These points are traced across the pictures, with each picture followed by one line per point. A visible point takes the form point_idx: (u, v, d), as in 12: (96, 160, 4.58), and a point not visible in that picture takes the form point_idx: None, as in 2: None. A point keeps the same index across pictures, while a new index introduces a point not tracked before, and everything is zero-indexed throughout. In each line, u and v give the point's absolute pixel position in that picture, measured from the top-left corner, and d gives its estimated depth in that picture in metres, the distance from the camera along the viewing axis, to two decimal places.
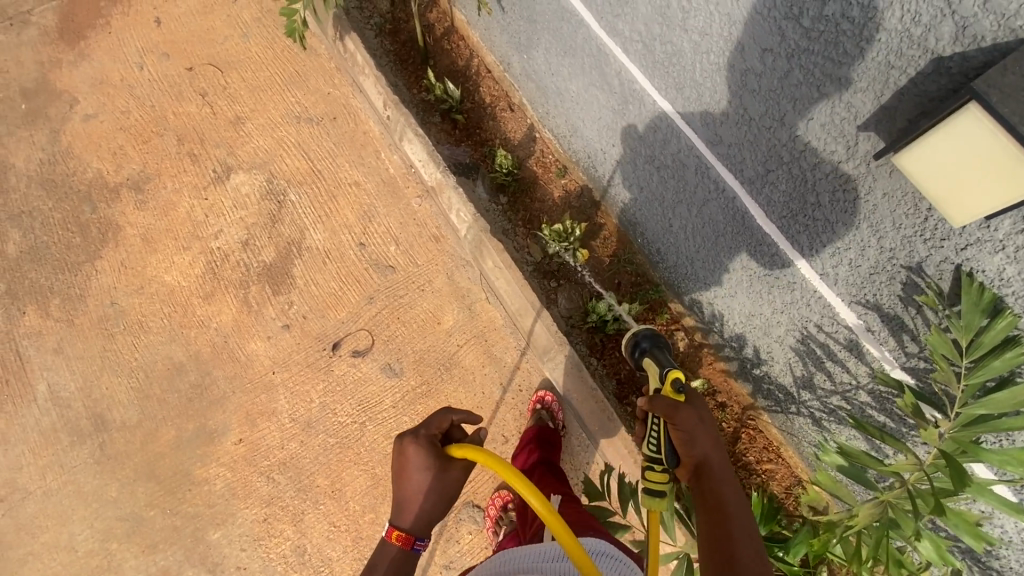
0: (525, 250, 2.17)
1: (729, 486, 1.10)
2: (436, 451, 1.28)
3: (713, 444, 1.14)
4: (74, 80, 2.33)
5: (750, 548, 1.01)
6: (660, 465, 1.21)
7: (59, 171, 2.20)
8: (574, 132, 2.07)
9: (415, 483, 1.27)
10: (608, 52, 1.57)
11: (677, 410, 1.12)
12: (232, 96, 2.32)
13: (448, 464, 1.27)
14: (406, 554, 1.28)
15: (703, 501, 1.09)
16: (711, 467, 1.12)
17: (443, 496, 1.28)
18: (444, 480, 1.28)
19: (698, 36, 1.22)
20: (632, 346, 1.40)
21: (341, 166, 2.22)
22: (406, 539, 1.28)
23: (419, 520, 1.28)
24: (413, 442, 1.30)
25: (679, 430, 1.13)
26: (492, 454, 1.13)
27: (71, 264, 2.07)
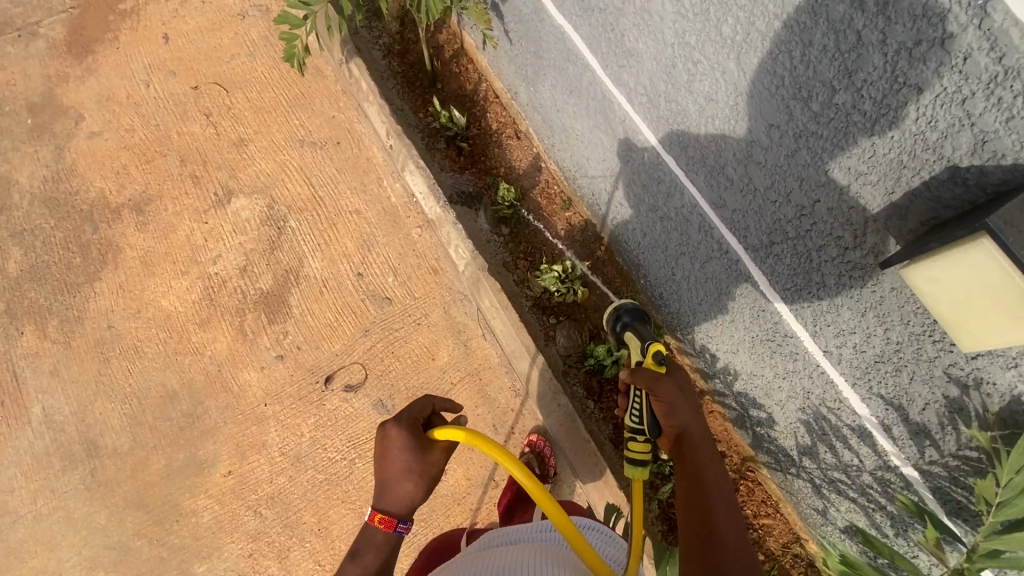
0: (524, 283, 2.11)
1: (709, 456, 1.15)
2: (417, 434, 1.30)
3: (693, 413, 1.18)
4: (80, 97, 2.33)
5: (726, 515, 1.06)
6: (642, 436, 1.20)
7: (62, 189, 2.20)
8: (580, 169, 2.02)
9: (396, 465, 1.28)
10: (613, 100, 1.52)
11: (658, 382, 1.16)
12: (236, 117, 2.30)
13: (429, 447, 1.29)
14: (390, 538, 1.30)
15: (684, 470, 1.14)
16: (691, 435, 1.16)
17: (426, 476, 1.30)
18: (426, 460, 1.29)
19: (704, 101, 1.17)
20: (614, 318, 1.50)
21: (341, 192, 2.19)
22: (389, 522, 1.29)
23: (404, 503, 1.30)
24: (394, 425, 1.31)
25: (660, 401, 1.16)
26: (480, 436, 1.18)
27: (70, 285, 2.07)
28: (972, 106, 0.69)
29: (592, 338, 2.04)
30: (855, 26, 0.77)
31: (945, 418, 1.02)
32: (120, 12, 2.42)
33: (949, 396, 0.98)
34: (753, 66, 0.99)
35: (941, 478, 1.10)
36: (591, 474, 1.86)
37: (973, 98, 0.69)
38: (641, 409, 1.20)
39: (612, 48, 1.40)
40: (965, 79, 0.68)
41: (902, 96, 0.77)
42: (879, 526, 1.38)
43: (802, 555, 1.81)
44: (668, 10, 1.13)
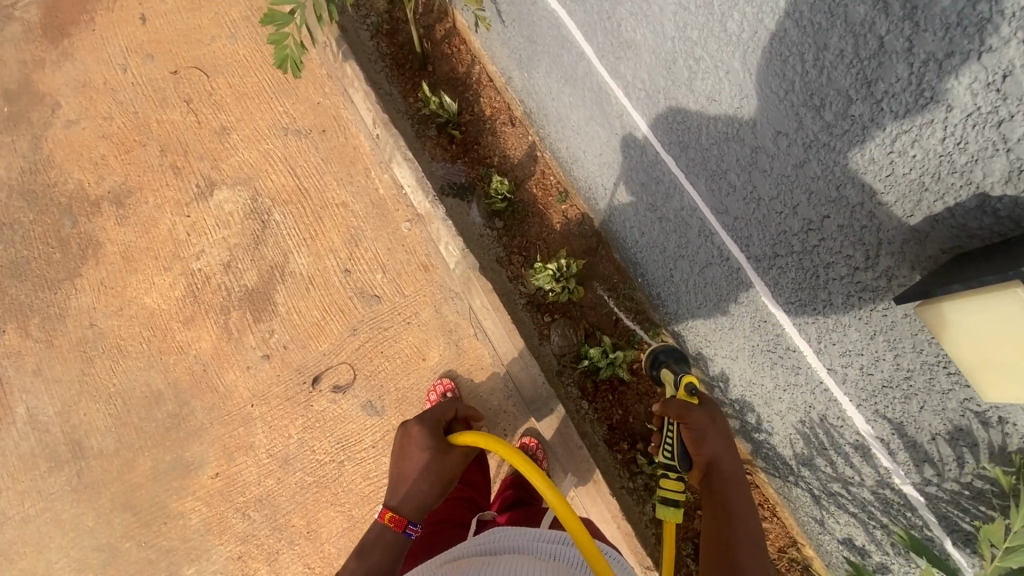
0: (519, 279, 2.05)
1: (738, 487, 1.11)
2: (437, 436, 1.47)
3: (725, 444, 1.17)
4: (55, 82, 2.23)
5: (752, 555, 1.02)
6: (675, 474, 1.19)
7: (39, 181, 2.13)
8: (577, 161, 1.92)
9: (415, 463, 1.43)
10: (609, 92, 1.42)
11: (688, 411, 1.18)
12: (217, 104, 2.20)
13: (447, 449, 1.44)
14: (398, 538, 1.38)
15: (711, 502, 1.12)
16: (721, 466, 1.15)
17: (439, 479, 1.42)
18: (442, 462, 1.43)
19: (706, 101, 1.07)
20: (649, 360, 1.40)
21: (328, 184, 2.10)
22: (399, 522, 1.37)
23: (416, 505, 1.39)
24: (417, 426, 1.50)
25: (691, 430, 1.17)
26: (500, 441, 1.32)
27: (51, 282, 2.01)
28: (1009, 129, 0.62)
29: (587, 337, 1.97)
30: (877, 31, 0.68)
31: (955, 449, 0.95)
32: None
33: (962, 428, 0.91)
34: (759, 68, 0.90)
35: (949, 508, 1.04)
36: (583, 476, 1.83)
37: (1010, 121, 0.61)
38: (673, 442, 1.20)
39: (608, 37, 1.29)
40: (1003, 99, 0.60)
41: (927, 113, 0.68)
42: (879, 543, 1.34)
43: (798, 560, 1.77)
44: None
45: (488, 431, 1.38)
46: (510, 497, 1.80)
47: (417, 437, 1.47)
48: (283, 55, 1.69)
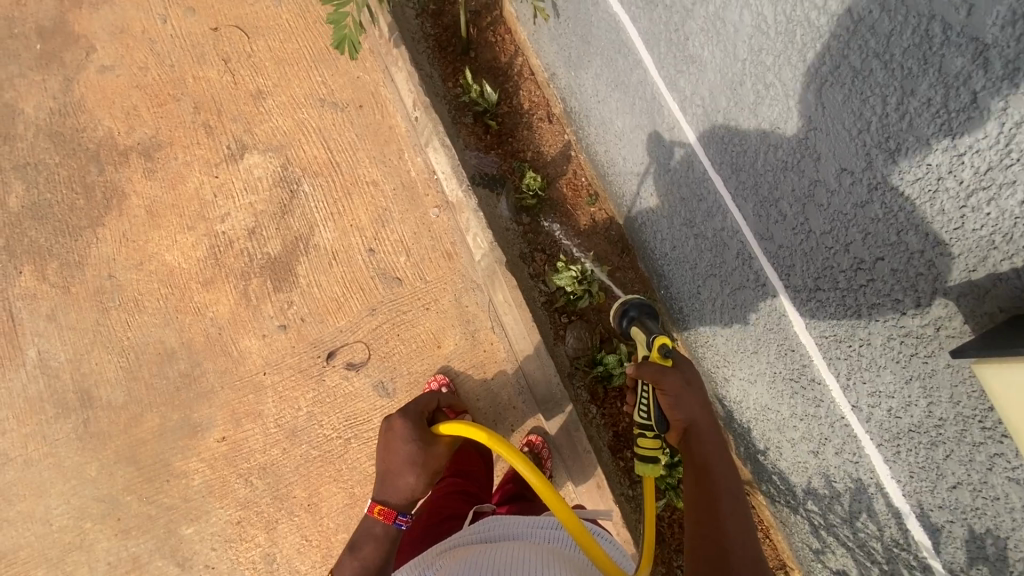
0: (540, 278, 2.07)
1: (715, 446, 1.19)
2: (420, 428, 1.47)
3: (701, 407, 1.21)
4: (92, 26, 2.20)
5: (734, 507, 1.13)
6: (651, 431, 1.22)
7: (68, 124, 2.10)
8: (612, 165, 1.92)
9: (400, 456, 1.44)
10: (662, 103, 1.41)
11: (663, 376, 1.18)
12: (255, 66, 2.17)
13: (432, 441, 1.46)
14: (388, 530, 1.45)
15: (692, 464, 1.19)
16: (698, 428, 1.20)
17: (427, 470, 1.45)
18: (427, 454, 1.45)
19: (769, 128, 1.07)
20: (620, 314, 1.40)
21: (360, 161, 2.09)
22: (389, 514, 1.44)
23: (404, 495, 1.44)
24: (400, 419, 1.50)
25: (666, 395, 1.19)
26: (487, 432, 1.32)
27: (72, 228, 2.00)
28: None
29: (602, 341, 1.99)
30: (972, 86, 0.68)
31: (975, 500, 0.97)
32: None
33: (987, 481, 0.93)
34: (834, 104, 0.89)
35: (954, 555, 1.07)
36: (584, 475, 1.88)
37: None
38: (649, 404, 1.22)
39: (671, 48, 1.28)
40: None
41: (1010, 173, 0.69)
42: None
43: None
44: (745, 22, 1.01)
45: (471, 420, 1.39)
46: (508, 490, 1.82)
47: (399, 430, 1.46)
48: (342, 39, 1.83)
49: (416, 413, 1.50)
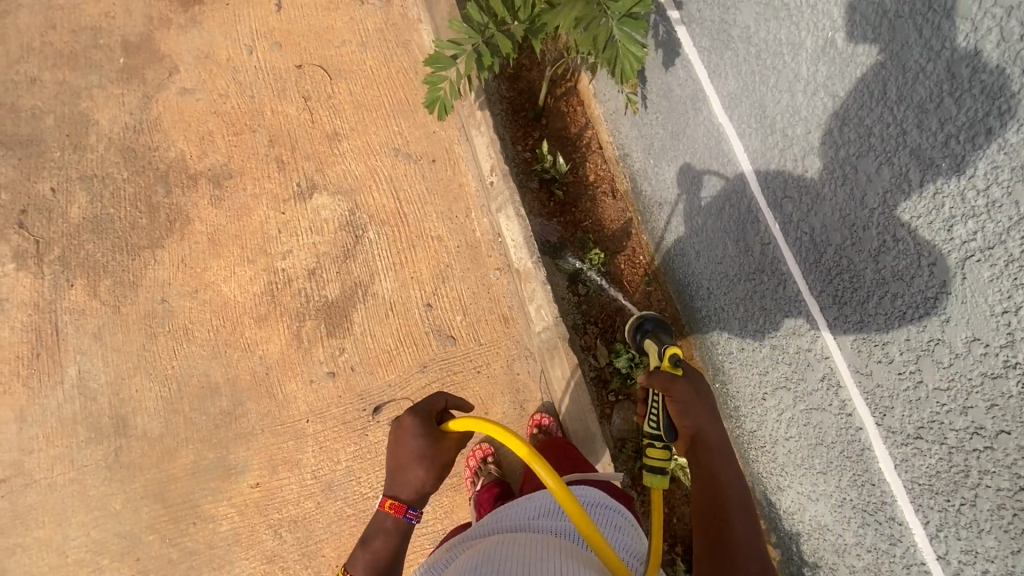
0: (591, 351, 2.08)
1: (724, 457, 1.11)
2: (430, 423, 1.28)
3: (710, 419, 1.15)
4: (178, 47, 2.23)
5: (745, 521, 1.03)
6: (661, 442, 1.15)
7: (141, 141, 2.10)
8: (679, 252, 1.94)
9: (409, 451, 1.26)
10: (759, 219, 1.43)
11: (673, 382, 1.14)
12: (334, 108, 2.20)
13: (440, 435, 1.27)
14: (399, 525, 1.26)
15: (700, 476, 1.10)
16: (705, 437, 1.12)
17: (437, 465, 1.27)
18: (439, 448, 1.27)
19: (888, 276, 1.08)
20: (636, 328, 1.50)
21: (427, 215, 2.11)
22: (399, 508, 1.26)
23: (414, 490, 1.26)
24: (408, 415, 1.31)
25: (675, 402, 1.15)
26: (489, 423, 1.14)
27: (131, 246, 1.97)
28: None
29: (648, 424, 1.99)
30: None
31: None
32: None
33: None
34: (977, 279, 0.91)
35: None
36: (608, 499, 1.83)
37: None
38: (659, 413, 1.18)
39: (782, 172, 1.30)
40: None
41: None
42: None
43: None
44: (883, 176, 1.03)
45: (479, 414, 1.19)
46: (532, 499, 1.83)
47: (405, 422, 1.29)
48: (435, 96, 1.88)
49: (427, 407, 1.31)
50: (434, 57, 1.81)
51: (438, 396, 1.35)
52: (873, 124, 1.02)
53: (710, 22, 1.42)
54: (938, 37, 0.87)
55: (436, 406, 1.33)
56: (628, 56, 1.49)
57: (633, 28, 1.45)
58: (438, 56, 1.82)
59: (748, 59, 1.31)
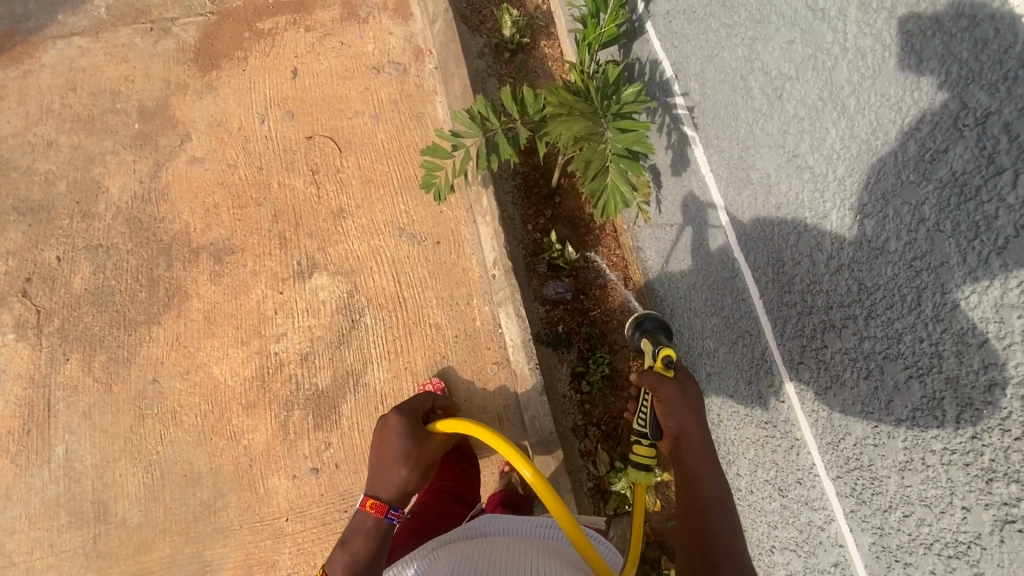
0: (591, 456, 1.96)
1: (707, 458, 1.15)
2: (417, 423, 1.40)
3: (696, 421, 1.18)
4: (193, 114, 2.23)
5: (722, 522, 1.09)
6: (647, 440, 1.24)
7: (148, 212, 2.09)
8: (689, 366, 1.78)
9: (395, 450, 1.35)
10: (774, 372, 1.29)
11: (660, 382, 1.20)
12: (342, 183, 2.15)
13: (425, 436, 1.38)
14: (378, 525, 1.28)
15: (682, 476, 1.16)
16: (689, 439, 1.17)
17: (419, 466, 1.35)
18: (422, 448, 1.37)
19: (915, 497, 0.94)
20: (635, 326, 1.53)
21: (427, 300, 2.03)
22: (381, 508, 1.29)
23: (397, 489, 1.32)
24: (395, 413, 1.42)
25: (661, 402, 1.19)
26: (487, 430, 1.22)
27: (129, 321, 1.96)
28: None
29: (646, 545, 1.85)
30: None
31: None
32: (257, 32, 2.34)
33: None
34: (1019, 550, 0.77)
35: None
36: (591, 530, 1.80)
37: None
38: (647, 413, 1.25)
39: (799, 336, 1.16)
40: None
41: None
42: None
43: None
44: (914, 392, 0.89)
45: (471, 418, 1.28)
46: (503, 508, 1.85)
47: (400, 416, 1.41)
48: (430, 182, 1.86)
49: (413, 406, 1.45)
50: (434, 147, 1.80)
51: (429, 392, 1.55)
52: (904, 330, 0.88)
53: (728, 152, 1.28)
54: (986, 271, 0.72)
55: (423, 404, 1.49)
56: (615, 196, 1.42)
57: (632, 168, 1.39)
58: (438, 147, 1.82)
59: (767, 209, 1.17)
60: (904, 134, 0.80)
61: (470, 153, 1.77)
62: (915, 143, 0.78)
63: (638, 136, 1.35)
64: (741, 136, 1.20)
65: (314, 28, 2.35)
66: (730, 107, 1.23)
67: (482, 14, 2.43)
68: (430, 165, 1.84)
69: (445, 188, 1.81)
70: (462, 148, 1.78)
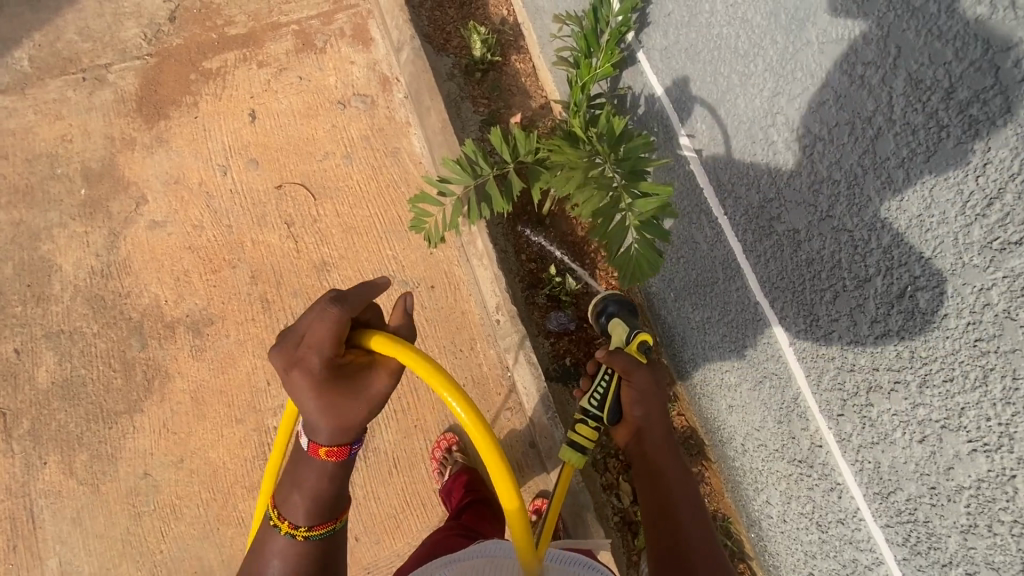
0: (613, 489, 1.91)
1: (665, 447, 1.26)
2: (337, 364, 0.91)
3: (658, 411, 1.29)
4: (145, 172, 2.03)
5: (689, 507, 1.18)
6: (594, 422, 1.28)
7: (110, 287, 1.92)
8: (705, 395, 1.71)
9: (321, 406, 0.92)
10: (808, 416, 1.26)
11: (634, 369, 1.29)
12: (321, 233, 2.01)
13: (363, 377, 0.93)
14: (342, 465, 1.00)
15: (644, 464, 1.25)
16: (650, 428, 1.27)
17: (373, 409, 0.96)
18: (363, 389, 0.93)
19: (981, 558, 0.93)
20: (600, 310, 1.57)
21: (429, 350, 1.94)
22: (339, 452, 0.98)
23: (352, 433, 0.97)
24: (300, 369, 0.90)
25: (631, 388, 1.28)
26: (409, 352, 0.90)
27: (107, 413, 1.81)
28: None
29: None
30: None
31: None
32: (204, 72, 2.13)
33: None
34: None
35: None
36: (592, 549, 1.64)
37: None
38: (606, 393, 1.29)
39: (839, 390, 1.13)
40: None
41: None
42: None
43: None
44: (980, 464, 0.87)
45: (406, 347, 0.91)
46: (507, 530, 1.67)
47: (311, 371, 0.90)
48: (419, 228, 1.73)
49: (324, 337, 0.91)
50: (422, 194, 1.69)
51: (332, 309, 0.90)
52: (967, 405, 0.86)
53: (745, 201, 1.22)
54: None
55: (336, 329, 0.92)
56: (643, 266, 1.28)
57: (655, 235, 1.26)
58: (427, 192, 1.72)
59: (797, 261, 1.12)
60: (966, 217, 0.76)
61: (461, 200, 1.67)
62: (981, 229, 0.74)
63: (661, 198, 1.24)
64: (763, 187, 1.15)
65: (268, 63, 2.16)
66: (747, 155, 1.17)
67: (447, 30, 2.25)
68: (418, 211, 1.72)
69: (436, 236, 1.71)
70: (452, 195, 1.68)
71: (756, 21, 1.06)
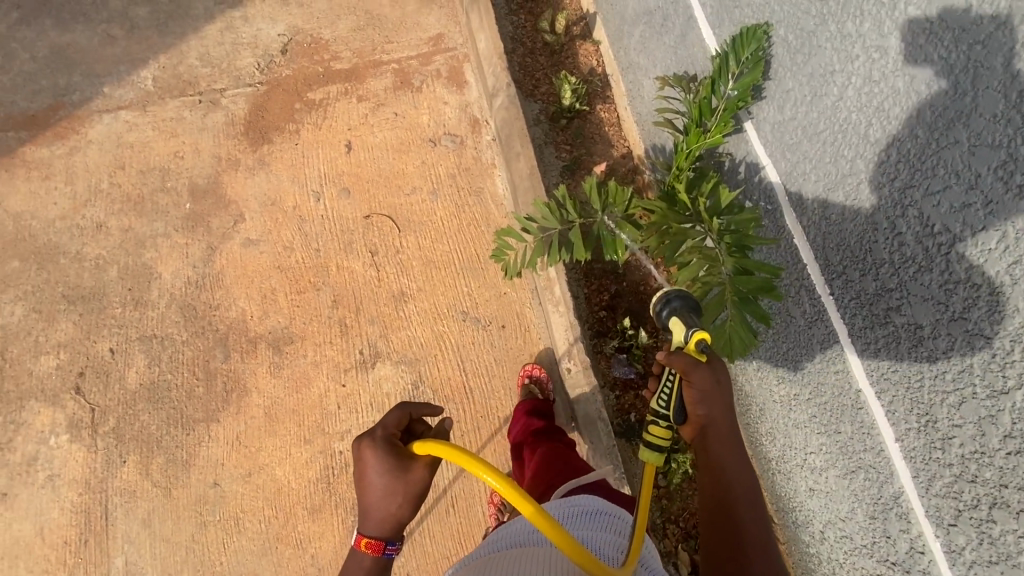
0: (670, 556, 1.84)
1: (734, 448, 1.03)
2: (394, 452, 1.06)
3: (726, 409, 1.03)
4: (245, 192, 2.15)
5: (756, 520, 0.99)
6: (665, 423, 1.03)
7: (203, 298, 2.02)
8: (781, 473, 1.62)
9: (372, 489, 1.06)
10: (912, 519, 1.17)
11: (695, 368, 1.00)
12: (402, 265, 2.07)
13: (408, 464, 1.06)
14: (378, 563, 1.10)
15: (706, 467, 1.03)
16: (717, 429, 1.03)
17: (410, 496, 1.07)
18: (404, 480, 1.05)
19: None
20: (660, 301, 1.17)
21: (495, 390, 1.95)
22: (377, 546, 1.09)
23: (393, 524, 1.09)
24: (367, 448, 1.08)
25: (692, 388, 1.02)
26: (446, 445, 0.96)
27: (186, 419, 1.89)
28: None
29: None
30: None
31: None
32: (307, 102, 2.26)
33: None
34: None
35: None
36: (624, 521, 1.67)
37: None
38: (670, 396, 1.04)
39: (953, 498, 1.06)
40: None
41: None
42: None
43: None
44: None
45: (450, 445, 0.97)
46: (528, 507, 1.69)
47: (374, 449, 1.07)
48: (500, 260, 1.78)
49: (388, 428, 1.11)
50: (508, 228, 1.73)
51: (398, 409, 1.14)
52: None
53: (857, 286, 1.19)
54: None
55: (396, 424, 1.12)
56: (736, 343, 1.23)
57: (751, 313, 1.22)
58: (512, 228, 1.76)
59: (915, 358, 1.08)
60: None
61: (543, 242, 1.69)
62: None
63: (766, 280, 1.21)
64: (881, 276, 1.12)
65: (367, 97, 2.28)
66: (867, 241, 1.14)
67: (536, 77, 2.32)
68: (499, 246, 1.77)
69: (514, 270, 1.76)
70: (535, 234, 1.71)
71: (892, 112, 1.05)
